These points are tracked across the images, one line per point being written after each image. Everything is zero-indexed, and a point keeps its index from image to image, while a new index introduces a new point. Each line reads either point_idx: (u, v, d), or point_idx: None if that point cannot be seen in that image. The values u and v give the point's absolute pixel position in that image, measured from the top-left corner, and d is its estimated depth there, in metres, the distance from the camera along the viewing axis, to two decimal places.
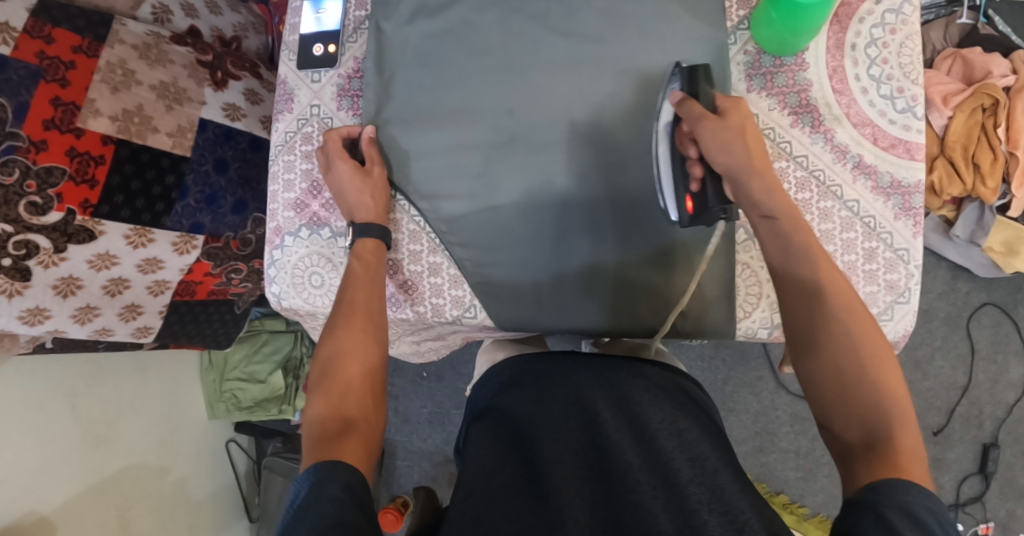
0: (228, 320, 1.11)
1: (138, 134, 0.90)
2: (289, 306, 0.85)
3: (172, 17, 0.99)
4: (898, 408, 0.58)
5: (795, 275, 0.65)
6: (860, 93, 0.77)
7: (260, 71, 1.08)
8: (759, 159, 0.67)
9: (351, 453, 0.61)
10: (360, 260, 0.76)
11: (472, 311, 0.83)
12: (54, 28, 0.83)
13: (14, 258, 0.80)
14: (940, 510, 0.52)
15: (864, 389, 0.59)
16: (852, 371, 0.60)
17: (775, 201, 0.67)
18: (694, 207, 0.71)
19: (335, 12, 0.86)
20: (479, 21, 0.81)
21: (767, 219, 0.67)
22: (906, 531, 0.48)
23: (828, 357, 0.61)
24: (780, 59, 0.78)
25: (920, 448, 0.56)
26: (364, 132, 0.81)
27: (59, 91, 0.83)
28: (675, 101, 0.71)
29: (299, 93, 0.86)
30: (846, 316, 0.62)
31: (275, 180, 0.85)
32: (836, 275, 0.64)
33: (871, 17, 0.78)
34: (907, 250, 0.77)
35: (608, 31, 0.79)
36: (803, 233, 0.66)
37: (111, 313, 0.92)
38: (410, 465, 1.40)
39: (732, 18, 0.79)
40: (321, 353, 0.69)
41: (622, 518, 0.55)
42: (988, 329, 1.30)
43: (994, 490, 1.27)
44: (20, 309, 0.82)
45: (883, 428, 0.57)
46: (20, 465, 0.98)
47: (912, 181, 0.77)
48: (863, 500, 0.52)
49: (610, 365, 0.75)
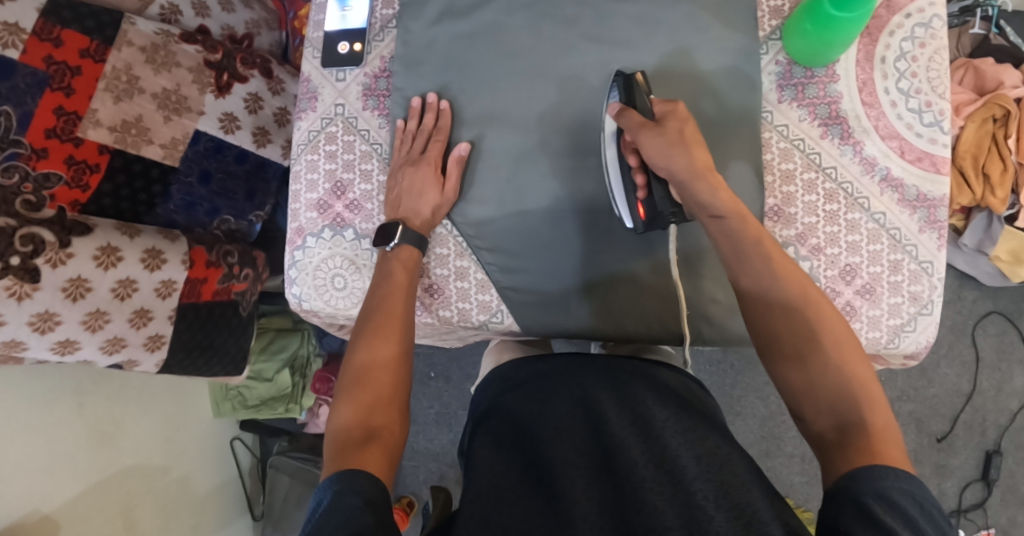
0: (236, 328, 1.02)
1: (133, 145, 0.89)
2: (309, 308, 0.84)
3: (181, 18, 0.96)
4: (866, 391, 0.60)
5: (746, 271, 0.66)
6: (889, 106, 0.78)
7: (271, 68, 1.05)
8: (703, 158, 0.68)
9: (372, 463, 0.60)
10: (405, 267, 0.76)
11: (499, 316, 0.82)
12: (63, 29, 0.83)
13: (22, 257, 0.76)
14: (919, 491, 0.53)
15: (829, 375, 0.61)
16: (815, 358, 0.61)
17: (720, 200, 0.66)
18: (647, 213, 0.72)
19: (361, 10, 0.85)
20: (509, 24, 0.81)
21: (716, 219, 0.67)
22: (884, 515, 0.50)
23: (787, 343, 0.63)
24: (811, 70, 0.78)
25: (893, 427, 0.58)
26: (460, 151, 0.79)
27: (63, 100, 0.82)
28: (614, 112, 0.72)
29: (322, 92, 0.85)
30: (796, 314, 0.63)
31: (298, 180, 0.84)
32: (791, 266, 0.65)
33: (901, 30, 0.78)
34: (931, 263, 0.77)
35: (638, 37, 0.79)
36: (750, 226, 0.66)
37: (121, 320, 0.85)
38: (416, 465, 1.39)
39: (764, 28, 0.79)
40: (353, 361, 0.69)
41: (630, 516, 0.54)
42: (993, 337, 1.31)
43: (996, 496, 1.28)
44: (30, 313, 0.77)
45: (855, 414, 0.59)
46: (27, 463, 0.97)
47: (938, 195, 0.77)
48: (842, 491, 0.54)
49: (623, 365, 0.74)
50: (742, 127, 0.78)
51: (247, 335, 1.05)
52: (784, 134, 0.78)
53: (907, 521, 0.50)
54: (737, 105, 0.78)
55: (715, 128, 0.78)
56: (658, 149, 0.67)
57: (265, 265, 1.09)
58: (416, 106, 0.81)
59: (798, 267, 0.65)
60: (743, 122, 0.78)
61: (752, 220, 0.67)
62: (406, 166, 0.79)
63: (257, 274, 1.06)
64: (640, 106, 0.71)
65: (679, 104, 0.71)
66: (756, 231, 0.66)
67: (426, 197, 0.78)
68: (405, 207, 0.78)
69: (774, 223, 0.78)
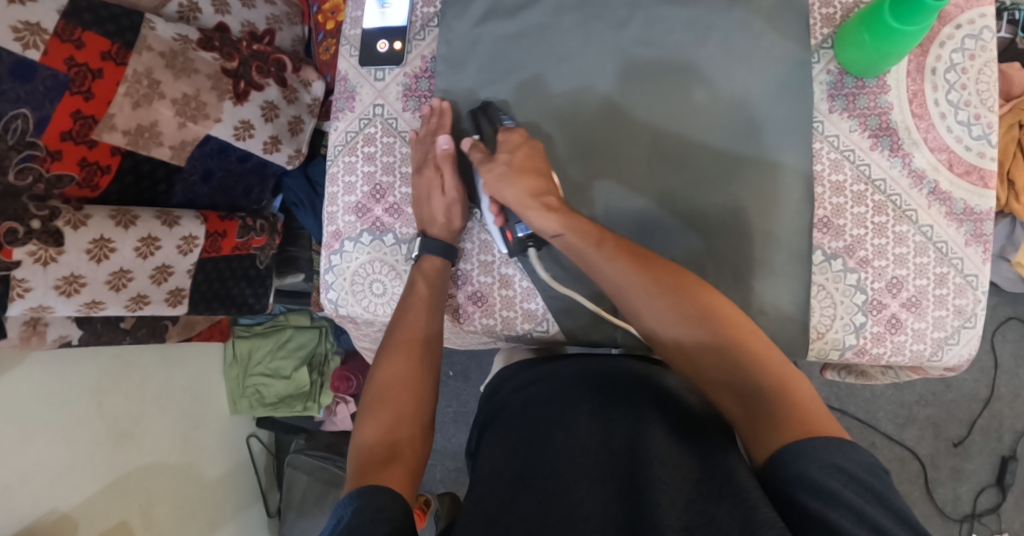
0: (253, 279, 1.06)
1: (144, 147, 0.86)
2: (345, 313, 0.83)
3: (200, 15, 0.93)
4: (755, 362, 0.60)
5: (606, 279, 0.69)
6: (939, 118, 0.77)
7: (286, 77, 1.01)
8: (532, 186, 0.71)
9: (395, 480, 0.59)
10: (426, 279, 0.76)
11: (543, 325, 0.81)
12: (84, 32, 0.79)
13: (42, 221, 0.76)
14: (845, 457, 0.52)
15: (709, 354, 0.62)
16: (690, 343, 0.64)
17: (549, 223, 0.71)
18: (512, 238, 0.76)
19: (402, 8, 0.83)
20: (557, 25, 0.79)
21: (557, 237, 0.71)
22: (810, 504, 0.50)
23: (665, 339, 0.65)
24: (861, 80, 0.77)
25: (793, 389, 0.58)
26: (442, 144, 0.77)
27: (81, 104, 0.79)
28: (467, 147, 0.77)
29: (361, 91, 0.83)
30: (656, 303, 0.66)
31: (335, 182, 0.82)
32: (648, 261, 0.68)
33: (951, 42, 0.77)
34: (976, 276, 0.77)
35: (688, 43, 0.78)
36: (588, 237, 0.69)
37: (143, 277, 0.87)
38: (433, 464, 1.39)
39: (816, 36, 0.78)
40: (375, 380, 0.69)
41: (635, 517, 0.52)
42: (1013, 343, 1.32)
43: (1010, 501, 1.29)
44: (56, 277, 0.79)
45: (752, 387, 0.59)
46: (46, 465, 0.95)
47: (985, 209, 0.76)
48: (773, 482, 0.54)
49: (636, 366, 0.71)
50: (793, 134, 0.77)
51: (265, 288, 1.09)
52: (835, 145, 0.77)
53: (833, 501, 0.50)
54: (764, 110, 0.77)
55: (748, 131, 0.77)
56: (491, 183, 0.73)
57: (275, 217, 1.10)
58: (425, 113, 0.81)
59: (646, 256, 0.68)
60: (762, 129, 0.77)
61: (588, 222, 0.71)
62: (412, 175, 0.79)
63: (273, 226, 1.08)
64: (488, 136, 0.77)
65: (516, 133, 0.74)
66: (596, 235, 0.69)
67: (434, 202, 0.77)
68: (430, 215, 0.78)
69: (823, 234, 0.77)
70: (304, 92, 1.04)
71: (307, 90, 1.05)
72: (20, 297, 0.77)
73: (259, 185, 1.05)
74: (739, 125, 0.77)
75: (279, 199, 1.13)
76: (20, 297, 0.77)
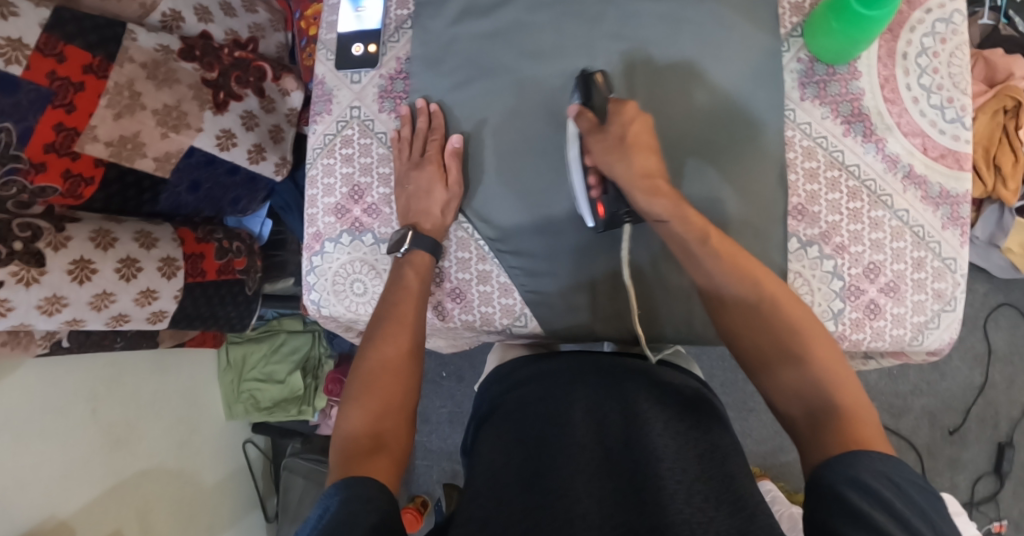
0: (241, 303, 1.08)
1: (128, 159, 0.87)
2: (329, 314, 0.84)
3: (183, 24, 0.94)
4: (831, 377, 0.60)
5: (702, 273, 0.68)
6: (911, 103, 0.77)
7: (265, 86, 1.02)
8: (644, 164, 0.71)
9: (381, 472, 0.60)
10: (416, 271, 0.76)
11: (522, 320, 0.82)
12: (66, 45, 0.80)
13: (24, 242, 0.78)
14: (897, 472, 0.53)
15: (790, 364, 0.62)
16: (773, 347, 0.63)
17: (657, 208, 0.70)
18: (606, 212, 0.73)
19: (376, 11, 0.84)
20: (532, 22, 0.80)
21: (661, 223, 0.70)
22: (860, 501, 0.50)
23: (749, 339, 0.65)
24: (833, 67, 0.77)
25: (864, 409, 0.58)
26: (453, 143, 0.79)
27: (64, 117, 0.81)
28: (574, 116, 0.73)
29: (338, 94, 0.84)
30: (753, 306, 0.65)
31: (315, 184, 0.83)
32: (747, 262, 0.67)
33: (922, 26, 0.77)
34: (954, 259, 0.77)
35: (662, 35, 0.78)
36: (693, 228, 0.68)
37: (127, 299, 0.88)
38: (430, 465, 1.39)
39: (785, 25, 0.78)
40: (361, 367, 0.69)
41: (633, 517, 0.53)
42: (1005, 330, 1.31)
43: (1008, 489, 1.28)
44: (39, 298, 0.79)
45: (822, 401, 0.59)
46: (43, 471, 0.96)
47: (961, 192, 0.77)
48: (818, 480, 0.54)
49: (626, 363, 0.71)
50: (766, 124, 0.77)
51: (252, 311, 1.11)
52: (807, 132, 0.78)
53: (884, 506, 0.49)
54: (755, 103, 0.77)
55: (739, 124, 0.77)
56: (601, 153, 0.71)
57: (251, 237, 1.12)
58: (406, 113, 0.81)
59: (748, 257, 0.67)
60: (746, 123, 0.77)
61: (692, 211, 0.70)
62: (404, 171, 0.79)
63: (250, 247, 1.10)
64: (597, 106, 0.72)
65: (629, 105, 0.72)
66: (700, 230, 0.68)
67: (428, 199, 0.78)
68: (416, 209, 0.78)
69: (798, 221, 0.78)
70: (282, 102, 1.05)
71: (285, 100, 1.05)
72: (2, 316, 0.77)
73: (249, 197, 1.06)
74: (715, 115, 0.77)
75: (266, 205, 1.14)
76: (3, 316, 0.77)
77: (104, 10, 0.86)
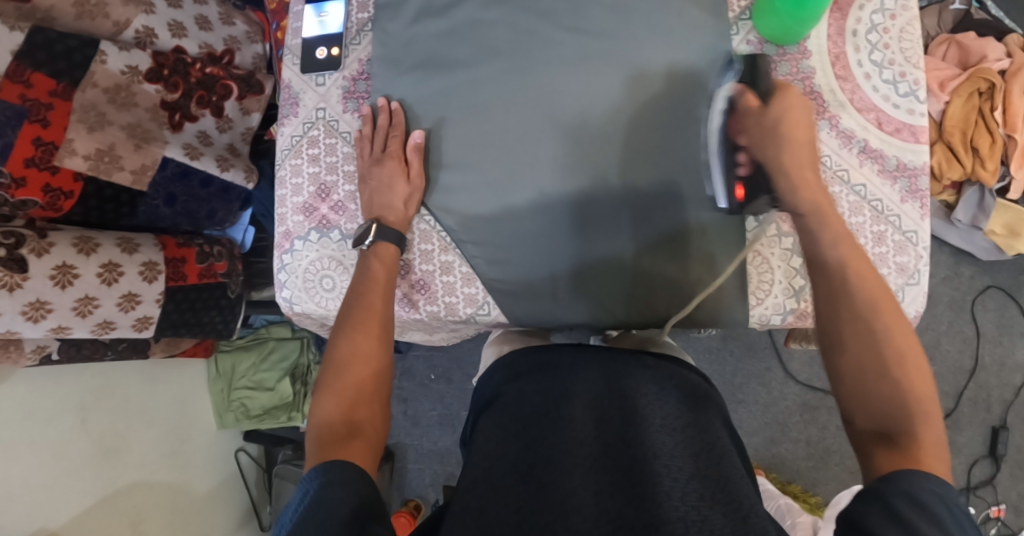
0: (224, 308, 1.10)
1: (106, 172, 0.90)
2: (301, 311, 0.86)
3: (157, 40, 0.97)
4: (922, 407, 0.58)
5: (822, 269, 0.66)
6: (863, 79, 0.78)
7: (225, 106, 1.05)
8: (796, 157, 0.68)
9: (357, 455, 0.61)
10: (382, 263, 0.77)
11: (486, 308, 0.83)
12: (33, 72, 0.84)
13: (8, 248, 0.80)
14: (949, 495, 0.52)
15: (887, 383, 0.59)
16: (873, 364, 0.60)
17: (801, 199, 0.68)
18: (745, 194, 0.71)
19: (338, 15, 0.87)
20: (486, 19, 0.82)
21: (796, 216, 0.69)
22: (917, 520, 0.49)
23: (850, 346, 0.62)
24: (783, 48, 0.79)
25: (941, 447, 0.56)
26: (414, 138, 0.81)
27: (41, 131, 0.84)
28: (734, 93, 0.72)
29: (304, 97, 0.87)
30: (875, 316, 0.62)
31: (283, 185, 0.85)
32: (867, 269, 0.64)
33: (870, 4, 0.78)
34: (915, 232, 0.77)
35: (612, 24, 0.79)
36: (828, 230, 0.66)
37: (110, 304, 0.91)
38: (422, 468, 1.40)
39: (733, 9, 0.80)
40: (332, 353, 0.70)
41: (627, 512, 0.52)
42: (993, 312, 1.30)
43: (1005, 472, 1.27)
44: (23, 303, 0.81)
45: (902, 426, 0.57)
46: (33, 482, 0.98)
47: (918, 164, 0.77)
48: (873, 489, 0.53)
49: (618, 358, 0.71)
50: None
51: (234, 314, 1.12)
52: None
53: (935, 524, 0.49)
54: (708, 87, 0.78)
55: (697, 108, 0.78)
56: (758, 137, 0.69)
57: (233, 242, 1.13)
58: (368, 112, 0.83)
59: (876, 272, 0.64)
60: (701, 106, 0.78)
61: (832, 211, 0.68)
62: (370, 167, 0.81)
63: (231, 251, 1.11)
64: (761, 90, 0.71)
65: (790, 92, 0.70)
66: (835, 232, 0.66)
67: (393, 192, 0.79)
68: (379, 203, 0.80)
69: None
70: (239, 121, 1.08)
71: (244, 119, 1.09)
72: None
73: (225, 209, 1.08)
74: (670, 98, 0.78)
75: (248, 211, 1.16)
76: None
77: (79, 29, 0.90)
